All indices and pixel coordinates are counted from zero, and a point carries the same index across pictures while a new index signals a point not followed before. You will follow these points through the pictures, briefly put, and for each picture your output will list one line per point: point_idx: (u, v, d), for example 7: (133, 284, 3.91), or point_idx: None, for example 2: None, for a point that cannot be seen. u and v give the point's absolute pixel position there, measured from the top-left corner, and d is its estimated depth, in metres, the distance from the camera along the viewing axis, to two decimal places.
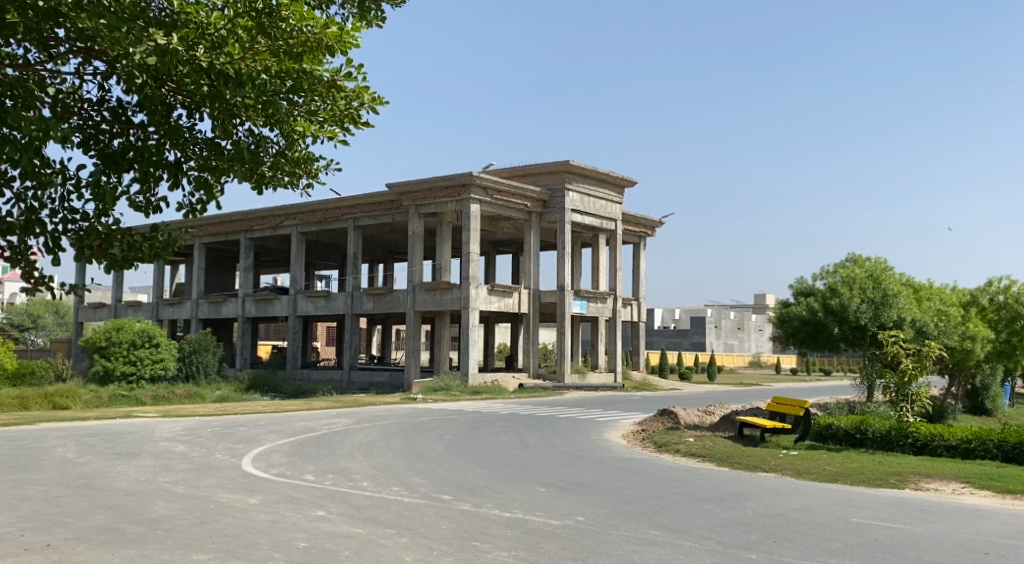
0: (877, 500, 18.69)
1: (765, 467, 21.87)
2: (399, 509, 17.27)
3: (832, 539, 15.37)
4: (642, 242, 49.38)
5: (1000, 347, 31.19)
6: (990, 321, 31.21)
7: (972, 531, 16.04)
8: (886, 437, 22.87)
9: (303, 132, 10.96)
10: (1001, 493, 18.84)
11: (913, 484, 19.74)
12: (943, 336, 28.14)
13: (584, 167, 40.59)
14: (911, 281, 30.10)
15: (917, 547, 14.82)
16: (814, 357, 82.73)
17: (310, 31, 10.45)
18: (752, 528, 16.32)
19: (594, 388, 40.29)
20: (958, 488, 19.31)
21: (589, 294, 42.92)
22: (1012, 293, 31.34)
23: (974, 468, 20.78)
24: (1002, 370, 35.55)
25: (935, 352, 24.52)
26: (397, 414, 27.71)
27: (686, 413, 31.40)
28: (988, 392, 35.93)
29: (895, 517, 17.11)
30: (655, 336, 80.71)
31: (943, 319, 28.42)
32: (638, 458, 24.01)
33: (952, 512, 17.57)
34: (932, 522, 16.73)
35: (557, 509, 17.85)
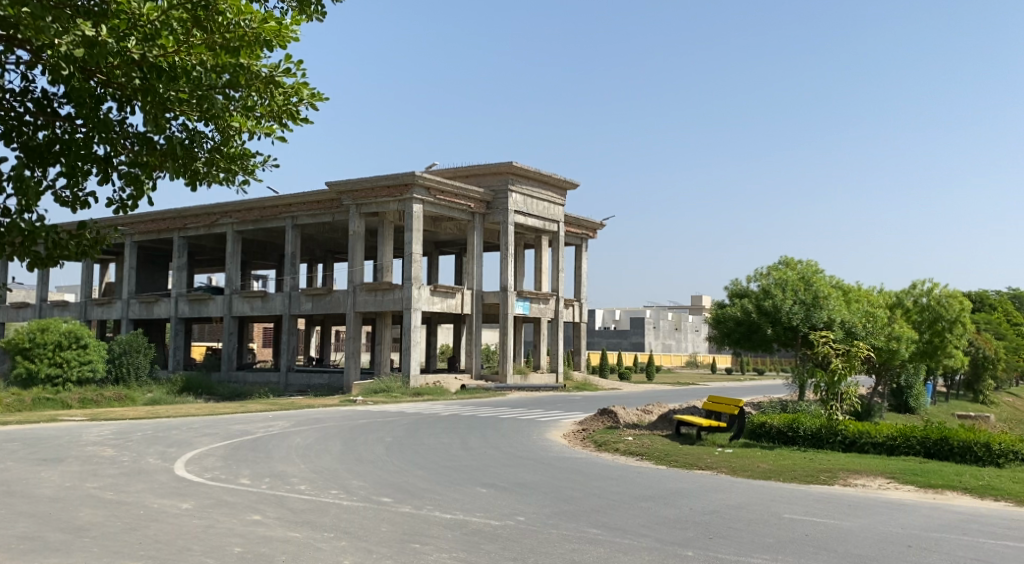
0: (809, 496, 18.80)
1: (701, 466, 21.90)
2: (337, 512, 16.96)
3: (765, 535, 15.39)
4: (584, 244, 49.40)
5: (922, 347, 31.69)
6: (913, 321, 31.64)
7: (899, 525, 16.18)
8: (816, 435, 23.09)
9: (240, 128, 10.81)
10: (924, 488, 19.10)
11: (842, 480, 19.92)
12: (871, 336, 28.52)
13: (527, 168, 40.44)
14: (840, 284, 30.45)
15: (846, 541, 14.88)
16: (748, 357, 83.61)
17: (247, 26, 10.18)
18: (689, 525, 16.29)
19: (535, 389, 40.17)
20: (884, 483, 19.53)
21: (532, 294, 42.78)
22: (934, 294, 31.82)
23: (899, 464, 21.05)
24: (926, 370, 36.17)
25: (862, 352, 24.82)
26: (336, 416, 27.28)
27: (625, 413, 31.45)
28: (912, 391, 36.53)
29: (825, 512, 17.21)
30: (596, 337, 80.78)
31: (871, 320, 28.76)
32: (578, 458, 23.93)
33: (880, 507, 17.72)
34: (861, 517, 16.85)
35: (498, 509, 17.67)
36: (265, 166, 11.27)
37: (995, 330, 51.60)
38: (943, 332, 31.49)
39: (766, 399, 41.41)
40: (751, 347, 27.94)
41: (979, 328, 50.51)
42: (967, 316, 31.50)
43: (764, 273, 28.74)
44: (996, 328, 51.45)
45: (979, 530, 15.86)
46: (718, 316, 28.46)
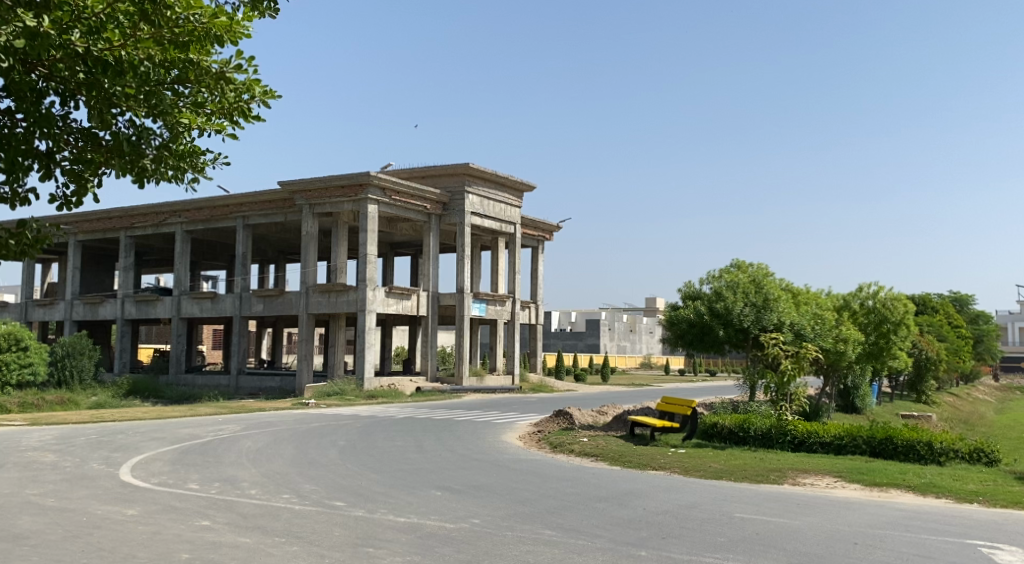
0: (759, 495, 18.80)
1: (654, 466, 21.87)
2: (289, 517, 16.64)
3: (716, 534, 15.34)
4: (541, 246, 49.28)
5: (867, 348, 31.96)
6: (859, 323, 31.87)
7: (846, 523, 16.20)
8: (766, 435, 23.14)
9: (190, 124, 10.53)
10: (870, 486, 19.24)
11: (791, 479, 19.97)
12: (819, 338, 28.68)
13: (484, 170, 40.24)
14: (789, 286, 30.52)
15: (795, 540, 14.87)
16: (701, 359, 84.03)
17: (197, 20, 9.86)
18: (642, 525, 16.20)
19: (491, 391, 39.97)
20: (831, 482, 19.63)
21: (488, 296, 42.57)
22: (878, 295, 32.08)
23: (846, 463, 21.19)
24: (872, 371, 36.52)
25: (811, 354, 24.97)
26: (288, 419, 26.89)
27: (580, 414, 31.40)
28: (859, 391, 36.86)
29: (773, 511, 17.23)
30: (552, 339, 80.63)
31: (819, 322, 28.93)
32: (533, 459, 23.79)
33: (828, 505, 17.76)
34: (810, 515, 16.88)
35: (452, 512, 17.46)
36: (215, 164, 11.03)
37: (938, 331, 52.33)
38: (888, 334, 31.79)
39: (718, 400, 41.63)
40: (703, 349, 27.82)
41: (922, 328, 51.19)
42: (911, 317, 31.84)
43: (716, 276, 28.70)
44: (939, 329, 52.17)
45: (925, 526, 15.93)
46: (671, 318, 28.22)
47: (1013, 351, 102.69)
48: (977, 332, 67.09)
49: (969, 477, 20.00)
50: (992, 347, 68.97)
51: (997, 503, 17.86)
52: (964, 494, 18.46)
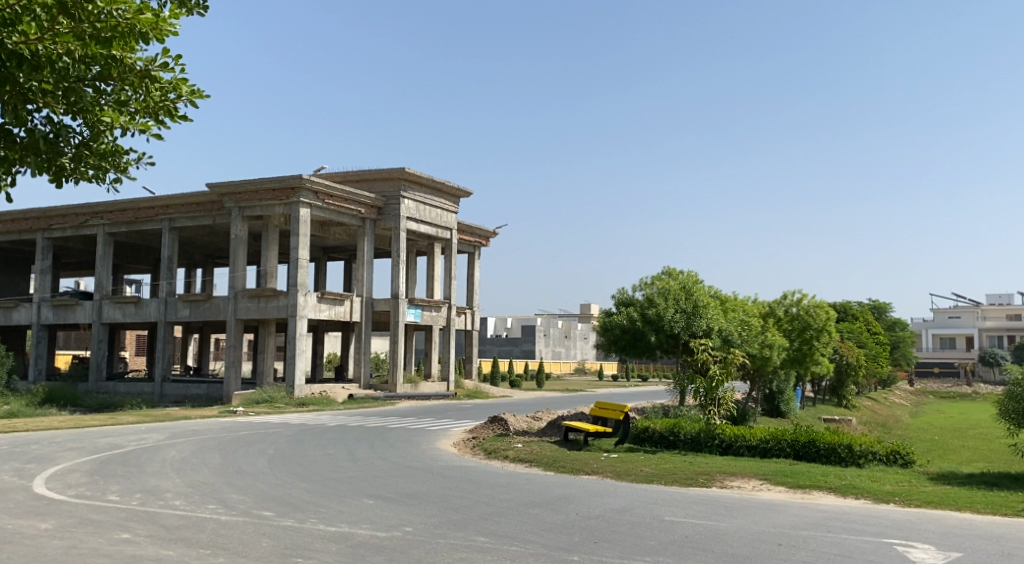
0: (688, 499, 18.82)
1: (587, 470, 21.72)
2: (214, 528, 16.12)
3: (646, 538, 15.27)
4: (477, 251, 48.94)
5: (791, 354, 32.16)
6: (783, 329, 32.04)
7: (770, 524, 16.30)
8: (695, 439, 23.25)
9: (112, 123, 9.94)
10: (795, 489, 19.48)
11: (719, 482, 20.06)
12: (746, 344, 28.81)
13: (420, 174, 39.81)
14: (717, 292, 30.56)
15: (722, 542, 14.90)
16: (634, 365, 84.34)
17: (121, 16, 9.33)
18: (575, 530, 16.02)
19: (426, 398, 39.51)
20: (757, 485, 19.81)
21: (423, 302, 42.11)
22: (802, 302, 32.39)
23: (771, 466, 21.39)
24: (797, 376, 36.88)
25: (738, 359, 25.59)
26: (214, 428, 26.21)
27: (515, 419, 31.21)
28: (784, 395, 37.15)
29: (702, 513, 17.25)
30: (488, 345, 80.23)
31: (745, 328, 29.09)
32: (467, 466, 23.49)
33: (754, 508, 17.85)
34: (736, 517, 16.94)
35: (384, 521, 17.07)
36: (138, 164, 10.52)
37: (858, 336, 53.13)
38: (811, 340, 32.05)
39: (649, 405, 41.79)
40: (636, 354, 27.69)
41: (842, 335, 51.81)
42: (833, 324, 32.20)
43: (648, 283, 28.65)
44: (859, 336, 52.88)
45: (849, 527, 16.09)
46: (604, 324, 28.02)
47: (930, 357, 105.10)
48: (895, 339, 68.26)
49: (886, 478, 20.53)
50: (908, 353, 70.26)
51: (913, 503, 18.31)
52: (882, 495, 18.81)
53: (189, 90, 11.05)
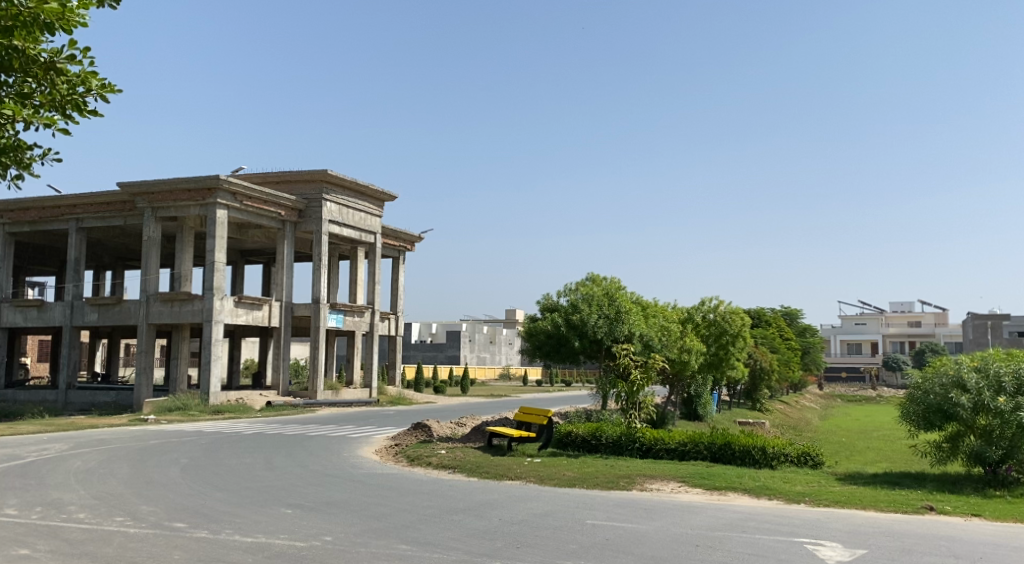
0: (610, 501, 18.73)
1: (511, 475, 21.37)
2: (122, 541, 15.36)
3: (568, 541, 15.56)
4: (402, 256, 48.28)
5: (708, 359, 32.20)
6: (701, 335, 32.02)
7: (687, 525, 16.66)
8: (617, 442, 23.15)
9: (13, 116, 9.80)
10: (712, 490, 19.54)
11: (639, 485, 20.01)
12: (665, 349, 28.73)
13: (342, 177, 39.11)
14: (638, 298, 30.45)
15: (642, 543, 15.42)
16: (559, 371, 84.28)
17: (22, 5, 9.62)
18: (497, 536, 15.97)
19: (347, 405, 38.83)
20: (676, 487, 19.82)
21: (346, 307, 41.32)
22: (719, 308, 32.45)
23: (690, 469, 21.44)
24: (714, 380, 36.96)
25: (659, 364, 25.55)
26: (123, 437, 25.28)
27: (439, 426, 30.69)
28: (701, 399, 37.20)
29: (624, 516, 17.26)
30: (412, 350, 79.37)
31: (665, 333, 28.99)
32: (389, 473, 22.92)
33: (673, 510, 17.90)
34: (655, 520, 17.10)
35: (303, 530, 16.48)
36: (44, 160, 10.44)
37: (769, 341, 53.71)
38: (728, 345, 32.12)
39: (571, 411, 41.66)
40: (560, 359, 27.44)
41: (755, 340, 52.25)
42: (747, 329, 32.40)
43: (572, 288, 28.40)
44: (771, 342, 53.43)
45: (762, 527, 16.50)
46: (529, 329, 27.74)
47: (838, 361, 107.44)
48: (807, 344, 69.29)
49: (797, 479, 20.79)
50: (817, 358, 71.34)
51: (823, 503, 18.55)
52: (794, 495, 19.02)
53: (101, 82, 10.55)
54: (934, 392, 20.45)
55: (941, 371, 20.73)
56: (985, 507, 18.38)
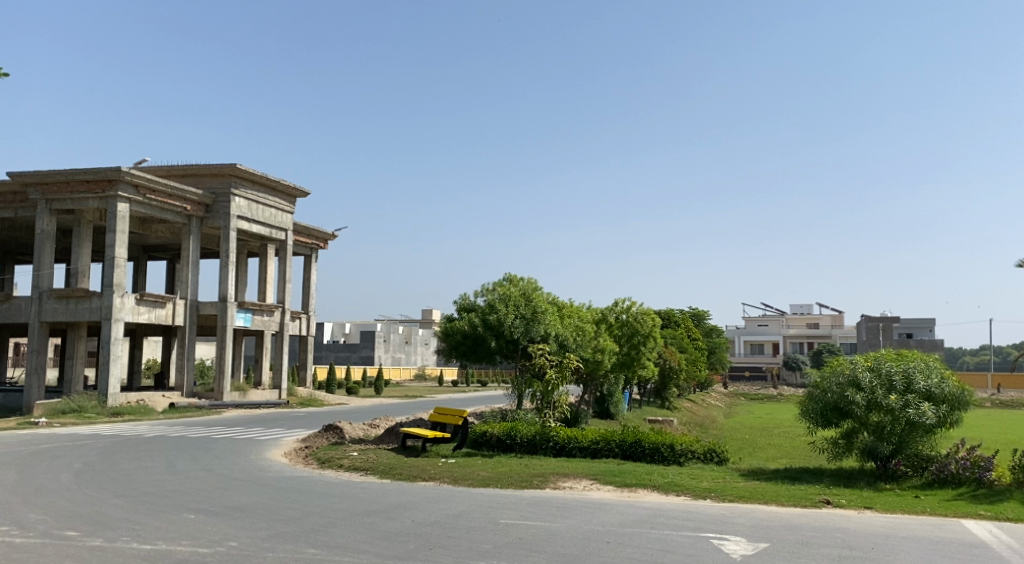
0: (523, 500, 18.36)
1: (424, 477, 20.80)
2: (8, 552, 14.41)
3: (481, 541, 15.25)
4: (314, 254, 47.24)
5: (620, 359, 32.05)
6: (614, 335, 31.81)
7: (598, 522, 16.48)
8: (531, 442, 22.75)
9: None
10: (623, 488, 19.29)
11: (552, 483, 19.65)
12: (580, 350, 28.46)
13: (252, 171, 38.01)
14: (553, 298, 30.12)
15: (554, 541, 15.24)
16: (474, 371, 83.60)
17: None
18: (410, 537, 15.49)
19: (255, 406, 37.75)
20: (588, 485, 19.52)
21: (254, 306, 40.17)
22: (631, 308, 32.26)
23: (601, 466, 21.22)
24: (627, 379, 36.75)
25: (574, 364, 25.26)
26: (13, 442, 23.98)
27: (351, 427, 29.90)
28: (613, 398, 37.02)
29: (536, 514, 16.92)
30: (324, 351, 78.02)
31: (580, 333, 28.68)
32: (297, 476, 22.09)
33: (585, 507, 17.60)
34: (567, 517, 16.79)
35: (206, 536, 15.70)
36: None
37: (678, 340, 53.78)
38: (639, 345, 32.03)
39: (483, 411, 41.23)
40: (476, 360, 26.97)
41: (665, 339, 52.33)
42: (658, 330, 32.31)
43: (489, 288, 27.87)
44: (680, 341, 53.62)
45: (672, 524, 16.41)
46: (444, 329, 27.17)
47: (743, 362, 109.00)
48: (712, 344, 69.88)
49: (703, 475, 20.73)
50: (722, 358, 72.03)
51: (728, 498, 18.44)
52: (701, 491, 18.87)
53: None
54: (831, 391, 20.70)
55: (837, 370, 20.94)
56: (878, 500, 18.45)
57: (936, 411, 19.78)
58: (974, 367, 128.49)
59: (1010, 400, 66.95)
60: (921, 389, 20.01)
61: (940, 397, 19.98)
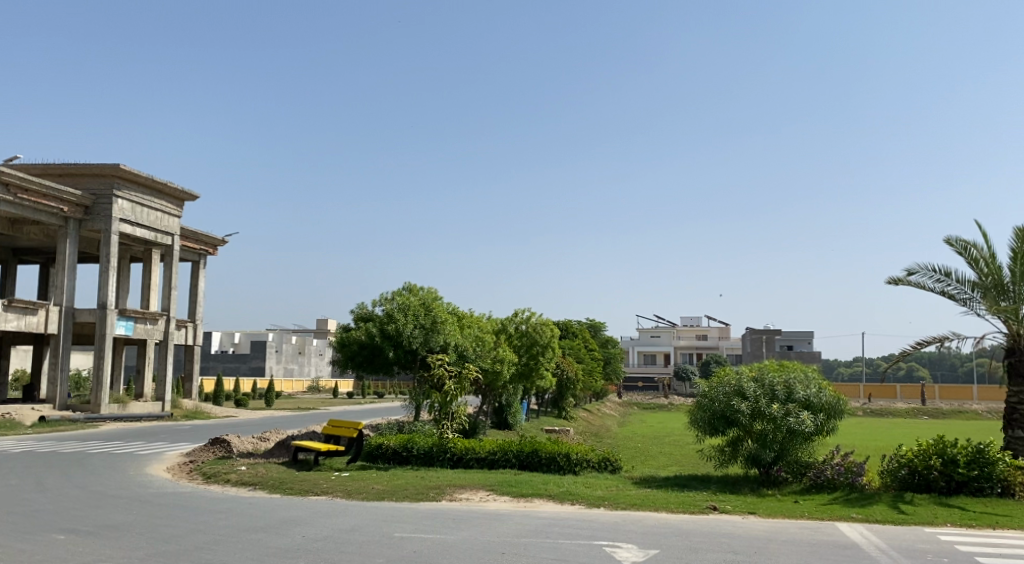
0: (417, 512, 17.44)
1: (316, 491, 19.68)
2: None
3: (374, 556, 14.34)
4: (202, 260, 45.47)
5: (519, 369, 31.32)
6: (512, 345, 31.09)
7: (493, 533, 15.69)
8: (428, 453, 21.83)
9: None
10: (521, 497, 18.52)
11: (448, 495, 18.77)
12: (479, 360, 27.55)
13: (136, 173, 36.22)
14: (454, 308, 29.20)
15: (449, 554, 14.45)
16: (369, 383, 82.07)
17: None
18: (300, 554, 14.47)
19: (136, 419, 35.90)
20: (484, 495, 18.70)
21: (137, 313, 38.30)
22: (530, 319, 31.59)
23: (499, 477, 20.42)
24: (525, 388, 36.03)
25: (474, 374, 24.44)
26: None
27: (239, 440, 28.47)
28: (511, 408, 36.24)
29: (431, 527, 16.02)
30: (211, 362, 75.65)
31: (479, 344, 27.75)
32: (178, 492, 20.67)
33: (481, 518, 16.76)
34: (463, 529, 15.95)
35: (78, 557, 14.38)
36: None
37: (576, 351, 53.35)
38: (538, 355, 31.38)
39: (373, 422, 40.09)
40: (373, 371, 25.95)
41: (562, 349, 51.84)
42: (557, 340, 31.72)
43: (388, 297, 26.83)
44: (577, 351, 53.26)
45: (567, 533, 15.75)
46: (340, 339, 26.07)
47: (635, 372, 109.75)
48: (607, 354, 69.71)
49: (597, 484, 20.12)
50: (617, 368, 71.88)
51: (620, 506, 17.85)
52: (595, 499, 18.26)
53: None
54: (717, 400, 20.23)
55: (724, 381, 20.51)
56: (761, 505, 18.11)
57: (814, 420, 19.61)
58: (851, 379, 132.00)
59: (881, 409, 68.57)
60: (800, 399, 19.79)
61: (818, 406, 19.80)
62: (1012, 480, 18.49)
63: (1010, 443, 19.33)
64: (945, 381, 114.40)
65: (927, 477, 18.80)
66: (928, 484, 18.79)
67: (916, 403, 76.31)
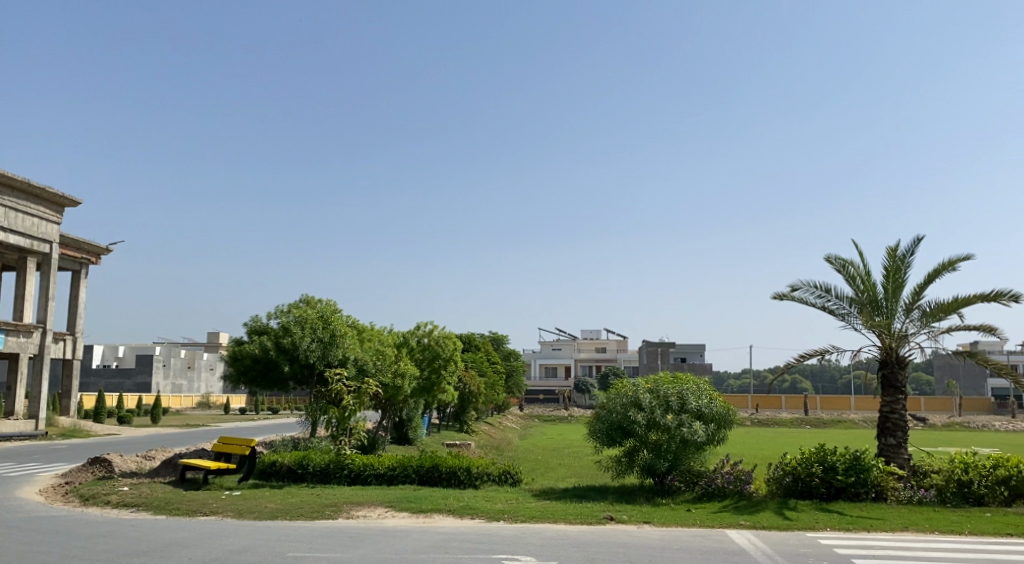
0: (310, 531, 16.10)
1: (203, 511, 18.17)
2: None
3: None
4: (84, 269, 42.98)
5: (420, 384, 30.06)
6: (414, 359, 29.84)
7: (390, 550, 14.50)
8: (324, 470, 20.42)
9: None
10: (420, 514, 17.31)
11: (344, 512, 17.47)
12: (380, 374, 26.20)
13: (11, 176, 33.88)
14: (355, 321, 27.79)
15: None
16: (263, 397, 79.52)
17: None
18: None
19: (6, 440, 33.44)
20: (383, 512, 17.45)
21: (8, 325, 35.84)
22: (433, 332, 30.41)
23: (394, 494, 19.19)
24: (425, 402, 34.76)
25: (374, 388, 23.12)
26: None
27: (122, 460, 26.51)
28: (411, 423, 34.89)
29: (327, 546, 14.73)
30: (94, 377, 72.26)
31: (380, 357, 26.42)
32: (52, 516, 18.87)
33: (379, 535, 15.55)
34: (359, 547, 14.71)
35: None
36: None
37: (477, 364, 52.14)
38: (439, 369, 30.19)
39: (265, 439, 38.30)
40: (267, 387, 24.47)
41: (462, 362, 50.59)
42: (460, 353, 30.65)
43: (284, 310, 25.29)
44: (479, 364, 52.20)
45: (473, 547, 14.64)
46: (233, 353, 24.55)
47: (533, 385, 109.22)
48: (508, 367, 68.66)
49: (498, 497, 19.06)
50: (518, 381, 70.85)
51: (519, 519, 16.82)
52: (495, 512, 17.21)
53: None
54: (614, 411, 19.38)
55: (621, 392, 19.65)
56: (655, 514, 17.29)
57: (705, 430, 18.95)
58: (741, 389, 134.17)
59: (769, 419, 69.25)
60: (692, 409, 19.08)
61: (709, 417, 19.16)
62: (884, 485, 18.16)
63: (883, 450, 18.78)
64: (828, 391, 116.81)
65: (808, 484, 18.26)
66: (809, 490, 18.26)
67: (801, 412, 77.47)
